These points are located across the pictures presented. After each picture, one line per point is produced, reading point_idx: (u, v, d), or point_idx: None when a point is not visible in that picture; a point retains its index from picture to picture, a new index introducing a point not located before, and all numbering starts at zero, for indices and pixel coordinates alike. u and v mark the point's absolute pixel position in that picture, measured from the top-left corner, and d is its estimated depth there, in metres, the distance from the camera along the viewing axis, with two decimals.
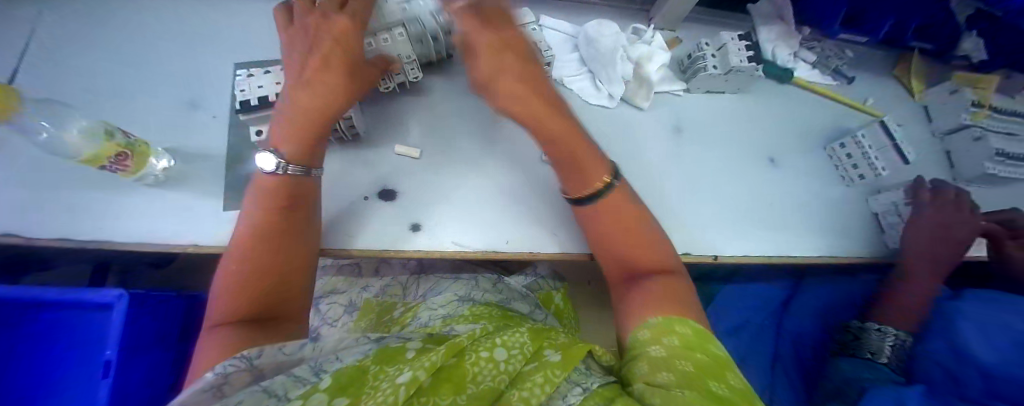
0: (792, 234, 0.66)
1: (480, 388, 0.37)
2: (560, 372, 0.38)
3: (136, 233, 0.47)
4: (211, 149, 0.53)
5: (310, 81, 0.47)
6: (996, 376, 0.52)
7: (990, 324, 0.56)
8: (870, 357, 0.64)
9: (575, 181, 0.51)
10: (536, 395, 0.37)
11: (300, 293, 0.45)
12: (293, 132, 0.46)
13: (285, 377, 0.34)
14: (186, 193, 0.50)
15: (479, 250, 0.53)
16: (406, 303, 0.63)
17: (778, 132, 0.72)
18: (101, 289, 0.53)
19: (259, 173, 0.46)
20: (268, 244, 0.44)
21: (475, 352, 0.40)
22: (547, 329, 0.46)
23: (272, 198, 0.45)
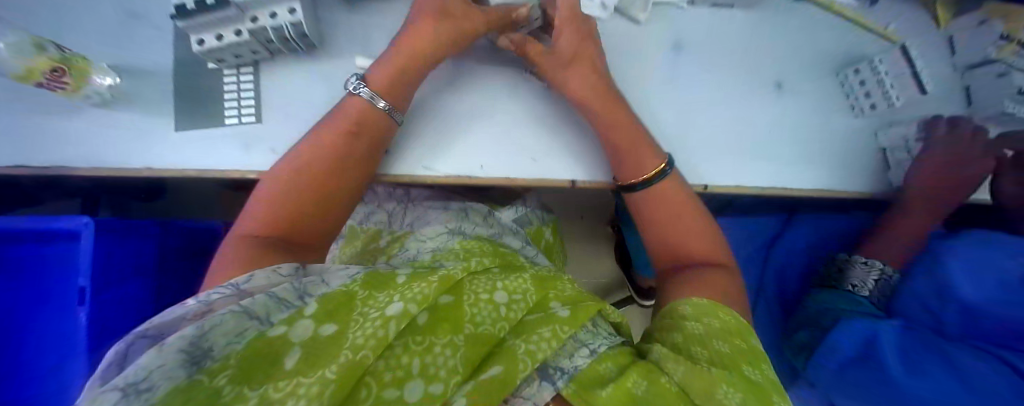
0: (794, 168, 0.57)
1: (479, 331, 0.37)
2: (567, 329, 0.38)
3: (82, 155, 0.46)
4: (155, 65, 0.49)
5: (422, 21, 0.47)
6: (980, 315, 0.46)
7: (978, 261, 0.49)
8: (851, 290, 0.60)
9: (626, 167, 0.49)
10: (542, 349, 0.37)
11: (332, 230, 0.44)
12: (394, 65, 0.47)
13: (264, 296, 0.33)
14: (131, 114, 0.47)
15: (451, 175, 0.48)
16: (394, 231, 0.64)
17: (799, 50, 0.60)
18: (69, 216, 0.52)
19: (349, 95, 0.46)
20: (325, 165, 0.43)
21: (475, 293, 0.40)
22: (551, 278, 0.47)
23: (346, 118, 0.45)
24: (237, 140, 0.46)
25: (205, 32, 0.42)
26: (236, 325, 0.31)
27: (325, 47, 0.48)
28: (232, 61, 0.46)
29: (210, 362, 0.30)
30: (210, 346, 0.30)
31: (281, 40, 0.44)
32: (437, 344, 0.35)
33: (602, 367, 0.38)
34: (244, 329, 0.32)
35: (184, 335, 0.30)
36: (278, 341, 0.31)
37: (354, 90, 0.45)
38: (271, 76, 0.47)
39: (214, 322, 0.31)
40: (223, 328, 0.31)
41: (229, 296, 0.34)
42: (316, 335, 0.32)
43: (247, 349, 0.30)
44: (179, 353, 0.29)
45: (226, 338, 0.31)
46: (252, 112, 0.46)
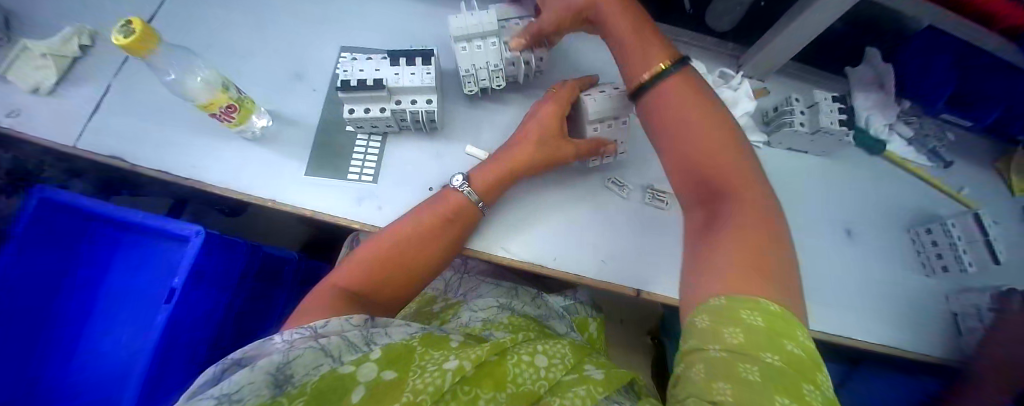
0: (855, 314, 0.58)
1: (520, 389, 0.40)
2: (602, 390, 0.41)
3: (227, 178, 0.54)
4: (304, 117, 0.59)
5: (526, 136, 0.52)
6: None
7: None
8: None
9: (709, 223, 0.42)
10: (577, 404, 0.39)
11: (402, 295, 0.50)
12: (493, 171, 0.51)
13: (339, 338, 0.39)
14: (277, 152, 0.56)
15: (526, 260, 0.53)
16: (448, 299, 0.68)
17: (869, 201, 0.63)
18: (181, 222, 0.59)
19: (450, 187, 0.51)
20: (413, 243, 0.49)
21: (517, 354, 0.43)
22: (588, 349, 0.50)
23: (445, 207, 0.50)
24: (353, 193, 0.53)
25: (357, 104, 0.51)
26: (314, 360, 0.38)
27: (446, 131, 0.57)
28: (367, 130, 0.55)
29: (290, 387, 0.36)
30: (291, 374, 0.37)
31: (413, 120, 0.53)
32: (482, 397, 0.38)
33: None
34: (320, 364, 0.38)
35: (272, 361, 0.36)
36: (348, 378, 0.36)
37: (457, 186, 0.51)
38: (393, 147, 0.56)
39: (298, 353, 0.37)
40: (303, 360, 0.37)
41: (304, 337, 0.39)
42: (379, 378, 0.37)
43: (321, 382, 0.36)
44: (265, 375, 0.36)
45: (306, 369, 0.37)
46: (371, 173, 0.54)
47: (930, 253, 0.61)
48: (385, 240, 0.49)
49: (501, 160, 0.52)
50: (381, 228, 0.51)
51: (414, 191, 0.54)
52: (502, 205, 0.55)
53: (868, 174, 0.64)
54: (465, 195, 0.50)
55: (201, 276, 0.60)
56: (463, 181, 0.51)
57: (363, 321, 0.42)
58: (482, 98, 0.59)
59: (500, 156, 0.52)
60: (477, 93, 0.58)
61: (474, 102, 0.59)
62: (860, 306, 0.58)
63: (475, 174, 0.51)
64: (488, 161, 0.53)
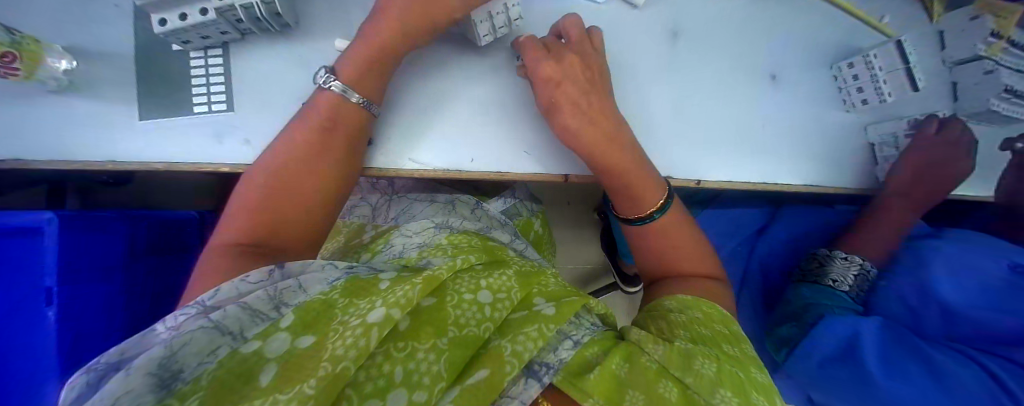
0: (780, 162, 0.57)
1: (464, 334, 0.35)
2: (553, 326, 0.37)
3: (12, 145, 0.39)
4: (113, 45, 0.42)
5: (384, 10, 0.43)
6: (962, 319, 0.48)
7: (964, 269, 0.50)
8: (832, 285, 0.57)
9: (625, 202, 0.49)
10: (529, 350, 0.35)
11: (320, 228, 0.42)
12: (360, 58, 0.42)
13: (236, 309, 0.31)
14: (80, 100, 0.41)
15: (440, 169, 0.47)
16: (377, 227, 0.59)
17: (796, 41, 0.59)
18: (29, 213, 0.45)
19: (319, 91, 0.42)
20: (303, 167, 0.40)
21: (458, 293, 0.38)
22: (536, 274, 0.45)
23: (319, 115, 0.41)
24: (208, 129, 0.43)
25: (169, 11, 0.39)
26: (208, 342, 0.30)
27: (309, 29, 0.45)
28: (199, 43, 0.42)
29: (181, 384, 0.28)
30: (180, 367, 0.29)
31: (254, 19, 0.41)
32: (419, 349, 0.33)
33: (587, 354, 0.37)
34: (216, 347, 0.30)
35: (152, 357, 0.28)
36: (254, 358, 0.29)
37: (325, 83, 0.41)
38: (241, 59, 0.44)
39: (186, 338, 0.29)
40: (195, 345, 0.29)
41: (193, 317, 0.31)
42: (293, 347, 0.30)
43: (221, 370, 0.29)
44: (146, 377, 0.27)
45: (199, 357, 0.29)
46: (223, 100, 0.43)
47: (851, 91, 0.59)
48: (261, 174, 0.40)
49: (371, 34, 0.43)
50: (256, 162, 0.41)
51: (286, 111, 0.44)
52: (390, 106, 0.47)
53: (794, 13, 0.59)
54: (362, 106, 0.42)
55: (76, 266, 0.47)
56: (327, 74, 0.42)
57: (263, 277, 0.34)
58: None
59: (368, 30, 0.43)
60: None
61: None
62: (785, 153, 0.58)
63: (342, 67, 0.42)
64: (350, 50, 0.43)
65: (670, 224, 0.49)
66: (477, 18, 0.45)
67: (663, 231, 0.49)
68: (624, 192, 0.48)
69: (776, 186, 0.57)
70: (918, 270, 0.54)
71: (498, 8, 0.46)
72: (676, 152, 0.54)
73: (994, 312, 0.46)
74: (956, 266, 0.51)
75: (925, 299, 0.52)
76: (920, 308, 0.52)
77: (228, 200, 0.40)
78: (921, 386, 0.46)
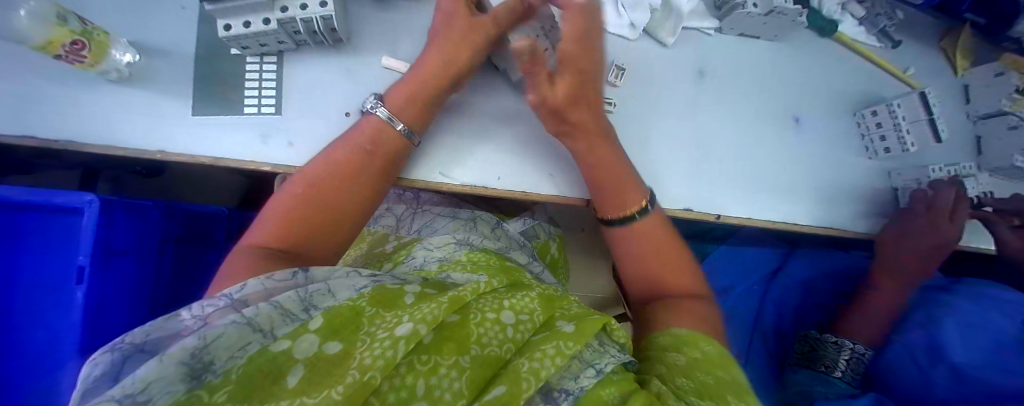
0: (800, 203, 0.58)
1: (484, 351, 0.36)
2: (573, 344, 0.37)
3: (74, 129, 0.42)
4: (176, 44, 0.45)
5: (432, 48, 0.45)
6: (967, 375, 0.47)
7: (976, 325, 0.49)
8: (823, 371, 0.58)
9: (608, 203, 0.48)
10: (547, 367, 0.35)
11: (341, 243, 0.43)
12: (407, 91, 0.45)
13: (268, 308, 0.32)
14: (140, 92, 0.44)
15: (468, 184, 0.48)
16: (401, 238, 0.60)
17: (820, 85, 0.61)
18: (71, 191, 0.46)
19: (366, 116, 0.44)
20: (340, 182, 0.42)
21: (481, 312, 0.38)
22: (559, 298, 0.46)
23: (363, 137, 0.43)
24: (254, 130, 0.45)
25: (234, 19, 0.42)
26: (239, 338, 0.30)
27: (358, 44, 0.48)
28: (256, 49, 0.45)
29: (211, 377, 0.29)
30: (211, 360, 0.29)
31: (310, 32, 0.44)
32: (442, 365, 0.34)
33: (603, 394, 0.36)
34: (247, 343, 0.31)
35: (185, 346, 0.28)
36: (281, 359, 0.30)
37: (371, 108, 0.44)
38: (293, 67, 0.46)
39: (218, 332, 0.29)
40: (225, 340, 0.30)
41: (221, 310, 0.32)
42: (320, 353, 0.31)
43: (249, 366, 0.29)
44: (178, 365, 0.28)
45: (229, 351, 0.30)
46: (272, 103, 0.45)
47: (870, 137, 0.61)
48: (297, 183, 0.42)
49: (417, 75, 0.45)
50: (296, 173, 0.43)
51: (329, 118, 0.46)
52: (431, 139, 0.48)
53: (820, 61, 0.61)
54: (404, 134, 0.44)
55: (110, 249, 0.48)
56: (375, 101, 0.45)
57: (289, 278, 0.35)
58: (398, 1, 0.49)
59: (416, 68, 0.46)
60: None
61: (384, 3, 0.49)
62: (806, 195, 0.58)
63: (389, 98, 0.45)
64: (398, 85, 0.45)
65: (650, 228, 0.48)
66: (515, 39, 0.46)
67: (645, 235, 0.48)
68: (612, 191, 0.48)
69: (796, 227, 0.58)
70: (930, 326, 0.53)
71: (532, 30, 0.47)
72: (695, 187, 0.54)
73: (993, 372, 0.46)
74: (972, 329, 0.50)
75: (934, 360, 0.51)
76: (929, 368, 0.51)
77: (262, 209, 0.41)
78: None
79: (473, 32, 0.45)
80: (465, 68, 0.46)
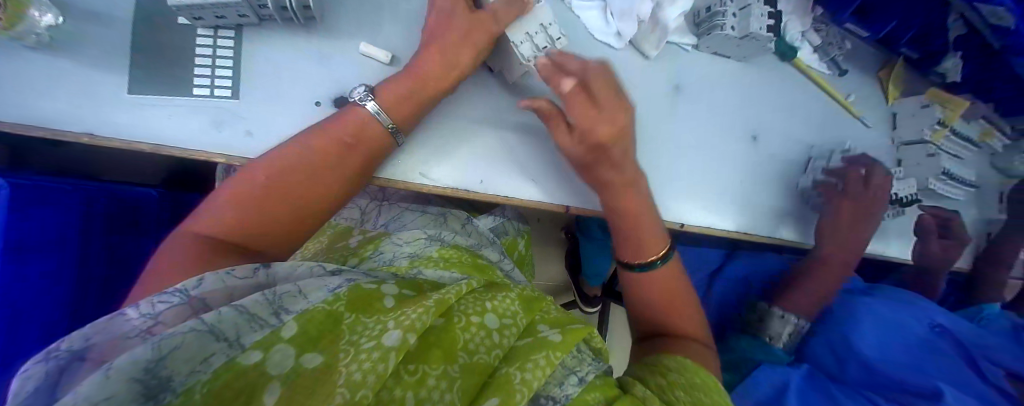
0: (751, 213, 0.62)
1: (473, 359, 0.35)
2: (560, 354, 0.36)
3: None
4: (110, 8, 0.39)
5: (431, 44, 0.43)
6: (880, 371, 0.53)
7: (888, 327, 0.56)
8: (768, 341, 0.61)
9: (631, 248, 0.49)
10: (538, 378, 0.34)
11: (301, 237, 0.40)
12: (400, 88, 0.42)
13: (233, 312, 0.29)
14: (66, 62, 0.37)
15: (450, 187, 0.46)
16: (366, 231, 0.57)
17: (777, 105, 0.65)
18: None
19: (352, 105, 0.41)
20: (309, 174, 0.39)
21: (465, 315, 0.37)
22: (537, 299, 0.46)
23: (343, 128, 0.40)
24: (207, 115, 0.40)
25: None
26: (200, 348, 0.27)
27: (330, 26, 0.43)
28: (210, 21, 0.40)
29: (170, 396, 0.26)
30: (168, 376, 0.26)
31: (277, 7, 0.39)
32: (430, 376, 0.32)
33: (588, 396, 0.36)
34: (209, 355, 0.28)
35: (137, 361, 0.25)
36: (253, 372, 0.27)
37: (359, 100, 0.41)
38: (253, 46, 0.41)
39: (173, 343, 0.26)
40: (185, 351, 0.27)
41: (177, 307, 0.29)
42: (298, 366, 0.29)
43: (215, 382, 0.27)
44: (129, 383, 0.25)
45: (190, 365, 0.27)
46: (229, 84, 0.40)
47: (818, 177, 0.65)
48: (259, 168, 0.38)
49: (411, 73, 0.42)
50: (257, 158, 0.39)
51: (295, 107, 0.42)
52: (415, 134, 0.46)
53: (779, 81, 0.65)
54: (389, 131, 0.42)
55: (26, 241, 0.42)
56: (364, 92, 0.41)
57: (251, 273, 0.33)
58: None
59: (411, 67, 0.43)
60: None
61: None
62: (757, 206, 0.63)
63: (380, 92, 0.41)
64: (388, 79, 0.42)
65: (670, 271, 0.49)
66: (514, 38, 0.43)
67: (661, 279, 0.49)
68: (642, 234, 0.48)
69: (747, 235, 0.62)
70: (849, 326, 0.58)
71: (533, 27, 0.43)
72: (663, 196, 0.57)
73: (911, 372, 0.51)
74: (883, 326, 0.56)
75: (850, 354, 0.56)
76: (845, 360, 0.56)
77: (220, 184, 0.38)
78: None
79: (468, 34, 0.43)
80: (462, 71, 0.44)
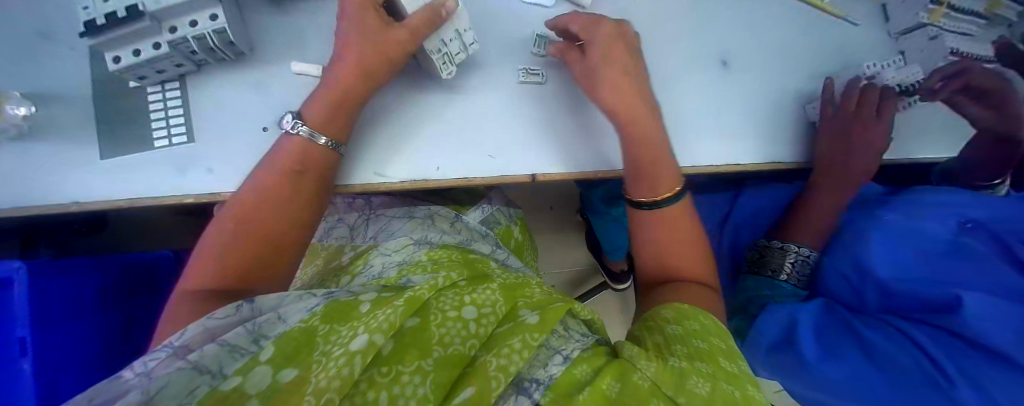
0: (740, 141, 0.58)
1: (447, 352, 0.35)
2: (538, 336, 0.37)
3: None
4: (74, 88, 0.43)
5: (342, 50, 0.44)
6: (896, 291, 0.51)
7: (904, 239, 0.52)
8: (771, 276, 0.60)
9: (639, 183, 0.48)
10: (514, 362, 0.35)
11: (289, 267, 0.42)
12: (325, 103, 0.43)
13: (214, 346, 0.31)
14: (44, 144, 0.41)
15: (405, 180, 0.47)
16: (356, 247, 0.58)
17: (741, 24, 0.61)
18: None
19: (284, 138, 0.43)
20: (271, 208, 0.41)
21: (441, 312, 0.38)
22: (521, 286, 0.46)
23: (287, 157, 0.42)
24: (169, 163, 0.43)
25: (123, 49, 0.40)
26: (186, 384, 0.29)
27: (262, 55, 0.46)
28: (155, 78, 0.43)
29: None
30: None
31: (206, 50, 0.42)
32: (405, 373, 0.33)
33: (575, 372, 0.36)
34: (195, 388, 0.29)
35: (127, 404, 0.27)
36: (234, 394, 0.28)
37: (292, 129, 0.42)
38: (199, 90, 0.44)
39: (163, 381, 0.29)
40: (172, 388, 0.29)
41: (165, 360, 0.31)
42: (276, 382, 0.30)
43: None
44: None
45: (177, 399, 0.29)
46: (183, 131, 0.43)
47: (816, 108, 0.60)
48: (230, 216, 0.40)
49: (331, 84, 0.43)
50: (223, 207, 0.41)
51: (244, 137, 0.44)
52: (359, 141, 0.47)
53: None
54: (331, 148, 0.44)
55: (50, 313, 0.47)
56: (293, 120, 0.43)
57: (233, 311, 0.34)
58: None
59: (328, 79, 0.43)
60: None
61: (282, 6, 0.47)
62: (744, 134, 0.59)
63: (307, 113, 0.43)
64: (314, 96, 0.44)
65: (675, 214, 0.48)
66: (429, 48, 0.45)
67: (667, 216, 0.48)
68: (642, 171, 0.48)
69: (742, 167, 0.58)
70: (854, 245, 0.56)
71: (449, 34, 0.46)
72: None
73: (922, 285, 0.49)
74: (896, 241, 0.53)
75: (864, 278, 0.54)
76: (862, 286, 0.55)
77: (200, 238, 0.40)
78: (853, 364, 0.49)
79: (379, 41, 0.43)
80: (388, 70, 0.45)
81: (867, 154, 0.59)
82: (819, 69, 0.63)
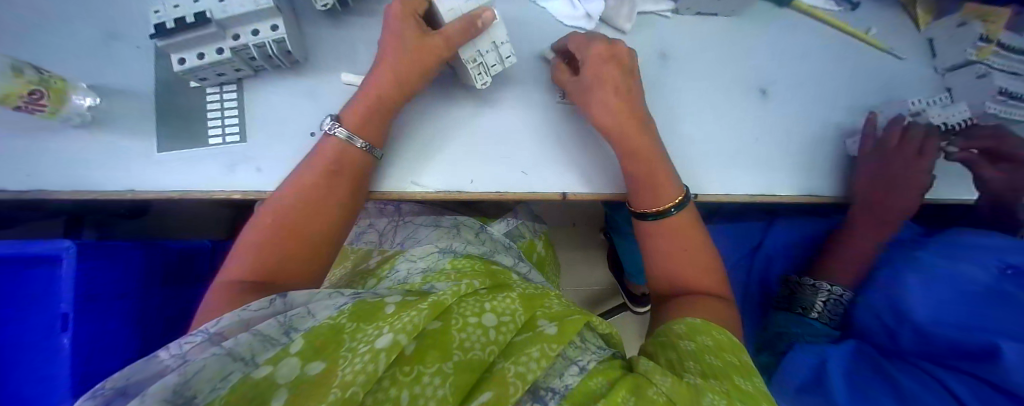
0: (777, 171, 0.58)
1: (468, 357, 0.35)
2: (554, 346, 0.37)
3: (45, 178, 0.42)
4: (137, 83, 0.46)
5: (383, 60, 0.45)
6: (931, 334, 0.49)
7: (939, 282, 0.51)
8: (801, 313, 0.59)
9: (643, 197, 0.48)
10: (531, 370, 0.35)
11: (323, 265, 0.43)
12: (366, 110, 0.45)
13: (248, 336, 0.32)
14: (105, 133, 0.44)
15: (440, 190, 0.48)
16: (384, 252, 0.60)
17: (781, 53, 0.61)
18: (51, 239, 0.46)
19: (324, 139, 0.44)
20: (308, 206, 0.43)
21: (463, 316, 0.38)
22: (540, 297, 0.46)
23: (325, 159, 0.44)
24: (219, 159, 0.45)
25: (188, 52, 0.42)
26: (219, 369, 0.30)
27: (314, 63, 0.48)
28: (214, 80, 0.45)
29: None
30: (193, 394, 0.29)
31: (264, 56, 0.44)
32: (425, 373, 0.33)
33: (591, 383, 0.36)
34: (228, 374, 0.31)
35: (165, 385, 0.28)
36: (266, 382, 0.30)
37: (331, 130, 0.44)
38: (254, 93, 0.46)
39: (199, 365, 0.30)
40: (208, 372, 0.30)
41: (202, 344, 0.32)
42: (304, 374, 0.31)
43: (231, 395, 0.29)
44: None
45: (212, 383, 0.30)
46: (236, 131, 0.45)
47: (856, 142, 0.59)
48: (270, 212, 0.42)
49: (372, 91, 0.45)
50: (264, 202, 0.43)
51: (292, 140, 0.46)
52: (396, 148, 0.48)
53: (780, 28, 0.61)
54: (365, 150, 0.45)
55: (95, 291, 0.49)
56: (332, 122, 0.44)
57: (267, 304, 0.35)
58: (343, 13, 0.49)
59: (369, 86, 0.45)
60: (336, 7, 0.48)
61: (337, 19, 0.49)
62: (782, 164, 0.58)
63: (347, 118, 0.45)
64: (354, 102, 0.45)
65: (682, 226, 0.48)
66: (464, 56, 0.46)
67: (675, 231, 0.48)
68: (643, 188, 0.48)
69: (777, 197, 0.57)
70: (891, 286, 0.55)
71: (485, 45, 0.47)
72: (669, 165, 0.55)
73: (956, 329, 0.47)
74: (934, 282, 0.51)
75: (900, 319, 0.53)
76: (896, 327, 0.53)
77: (240, 231, 0.42)
78: None
79: (421, 53, 0.44)
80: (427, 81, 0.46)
81: (909, 192, 0.57)
82: (859, 102, 0.62)
